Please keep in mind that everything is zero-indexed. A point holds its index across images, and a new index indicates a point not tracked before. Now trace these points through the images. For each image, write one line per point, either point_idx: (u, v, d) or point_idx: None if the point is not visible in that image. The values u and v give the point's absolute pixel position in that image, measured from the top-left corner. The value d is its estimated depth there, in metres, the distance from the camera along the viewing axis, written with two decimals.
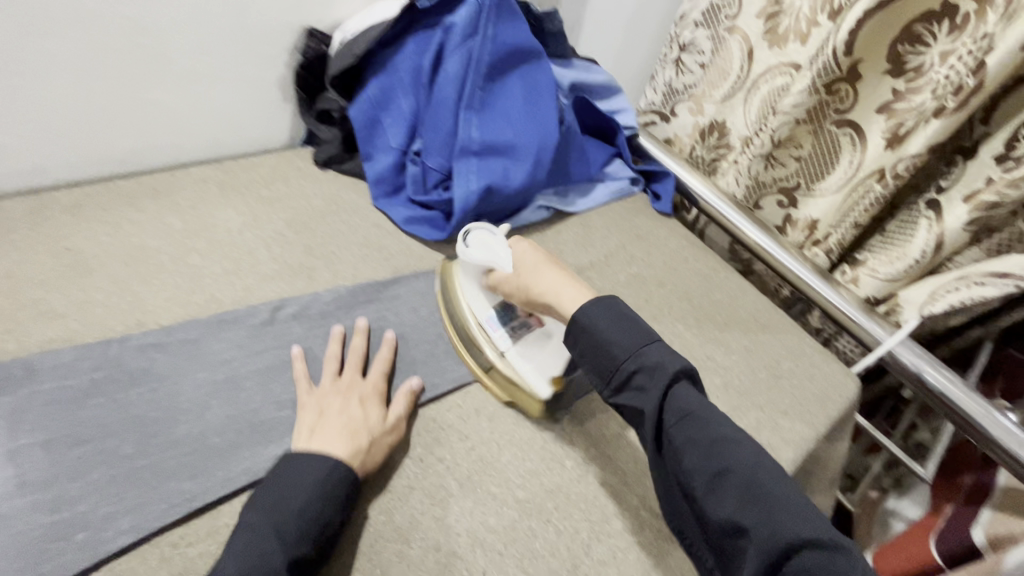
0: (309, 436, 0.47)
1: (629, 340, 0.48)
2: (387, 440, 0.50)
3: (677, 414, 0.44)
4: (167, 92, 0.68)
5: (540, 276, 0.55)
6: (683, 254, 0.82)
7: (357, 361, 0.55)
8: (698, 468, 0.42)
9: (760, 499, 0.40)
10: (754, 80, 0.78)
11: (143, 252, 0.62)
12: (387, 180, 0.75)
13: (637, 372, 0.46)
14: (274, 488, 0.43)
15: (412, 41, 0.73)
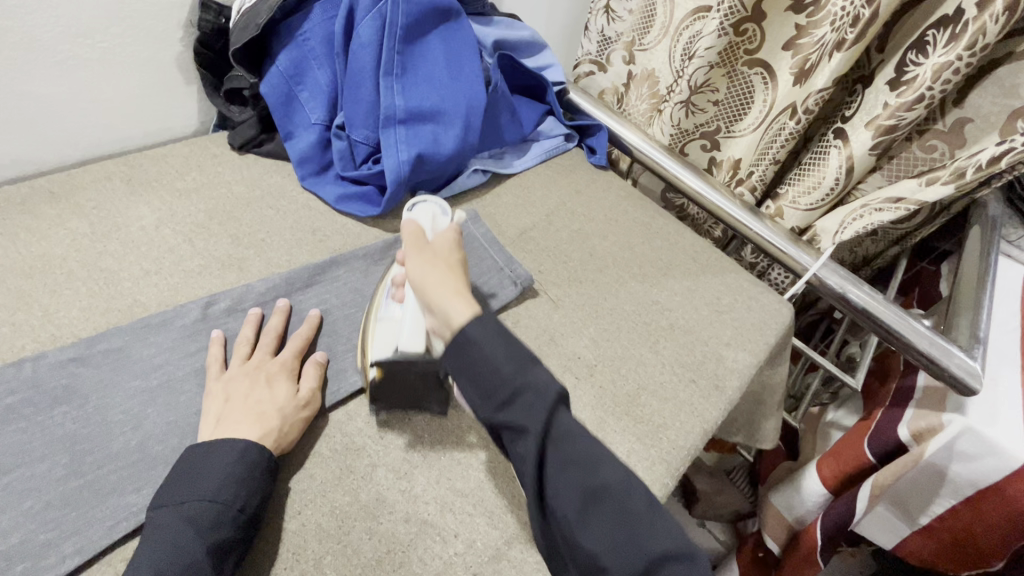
0: (215, 428, 0.46)
1: (513, 360, 0.42)
2: (302, 417, 0.48)
3: (560, 439, 0.41)
4: (46, 83, 0.61)
5: (420, 267, 0.47)
6: (621, 206, 0.84)
7: (271, 341, 0.53)
8: (576, 486, 0.40)
9: (631, 518, 0.40)
10: (675, 26, 0.80)
11: (47, 261, 0.56)
12: (313, 159, 0.72)
13: (523, 394, 0.41)
14: (182, 483, 0.42)
15: (318, 6, 0.69)
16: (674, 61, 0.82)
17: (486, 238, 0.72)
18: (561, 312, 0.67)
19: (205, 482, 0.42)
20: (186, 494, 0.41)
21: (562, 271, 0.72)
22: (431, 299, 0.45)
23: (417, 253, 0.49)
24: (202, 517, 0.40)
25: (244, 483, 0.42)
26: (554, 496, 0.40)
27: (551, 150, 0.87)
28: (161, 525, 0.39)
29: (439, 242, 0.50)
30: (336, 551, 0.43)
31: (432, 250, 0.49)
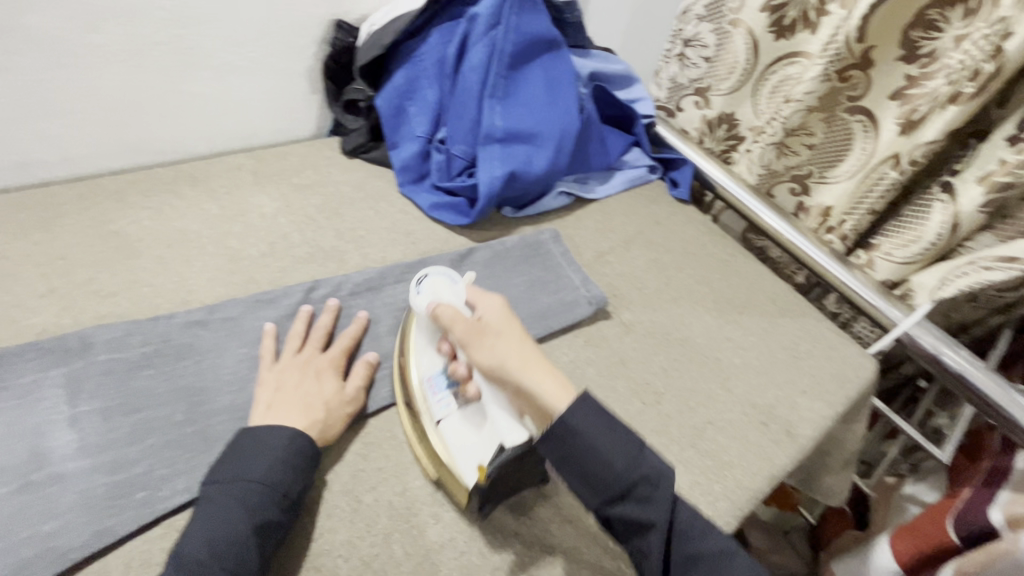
0: (265, 414, 0.48)
1: (632, 451, 0.44)
2: (346, 413, 0.50)
3: (677, 530, 0.45)
4: (202, 84, 0.71)
5: (503, 349, 0.48)
6: (700, 240, 0.84)
7: (320, 337, 0.56)
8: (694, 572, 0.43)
9: None
10: (761, 71, 0.80)
11: (184, 235, 0.65)
12: (413, 168, 0.77)
13: (639, 484, 0.44)
14: (235, 462, 0.44)
15: (436, 32, 0.75)
16: (758, 107, 0.82)
17: (564, 258, 0.74)
18: (632, 337, 0.68)
19: (256, 463, 0.44)
20: (238, 472, 0.43)
21: (637, 297, 0.73)
22: (527, 388, 0.47)
23: (487, 341, 0.49)
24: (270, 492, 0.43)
25: (291, 470, 0.44)
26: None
27: (634, 180, 0.89)
28: (213, 498, 0.42)
29: (496, 322, 0.51)
30: (402, 529, 0.46)
31: (496, 332, 0.50)
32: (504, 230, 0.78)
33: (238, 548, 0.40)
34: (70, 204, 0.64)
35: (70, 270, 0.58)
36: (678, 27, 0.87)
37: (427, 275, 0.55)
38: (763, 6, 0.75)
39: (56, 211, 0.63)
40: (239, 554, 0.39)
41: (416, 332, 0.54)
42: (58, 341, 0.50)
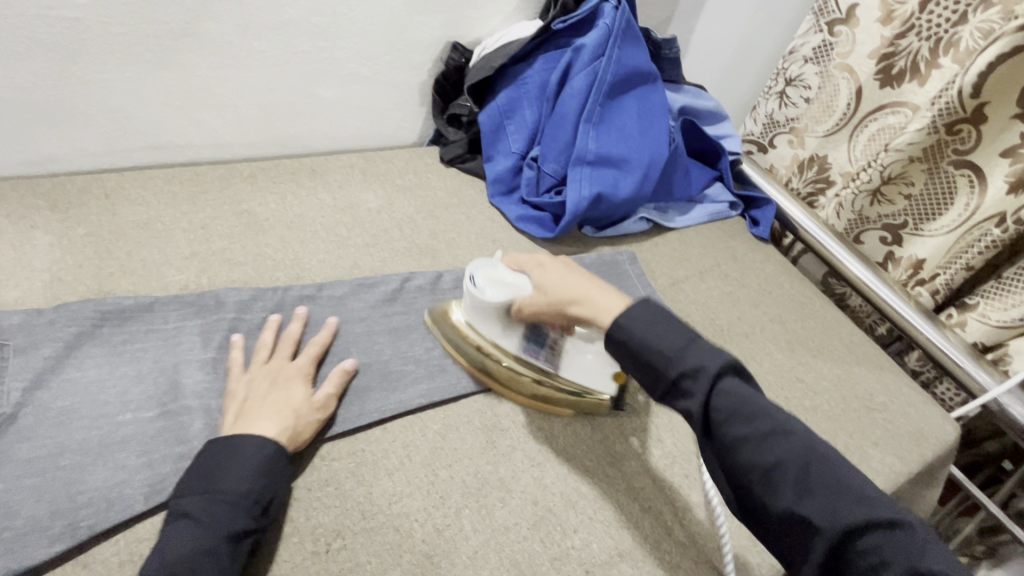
0: (235, 423, 0.48)
1: (678, 338, 0.43)
2: (315, 420, 0.50)
3: (729, 408, 0.40)
4: (332, 90, 0.80)
5: (567, 292, 0.50)
6: (777, 279, 0.84)
7: (288, 348, 0.55)
8: (755, 465, 0.39)
9: (824, 489, 0.37)
10: (859, 119, 0.80)
11: (303, 220, 0.73)
12: (504, 181, 0.83)
13: (685, 378, 0.41)
14: (207, 474, 0.44)
15: (542, 58, 0.81)
16: (853, 154, 0.83)
17: (639, 281, 0.77)
18: None
19: (229, 473, 0.44)
20: (209, 483, 0.43)
21: (709, 327, 0.74)
22: (590, 315, 0.48)
23: (544, 295, 0.52)
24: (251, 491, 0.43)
25: (263, 479, 0.44)
26: (736, 474, 0.40)
27: (715, 215, 0.91)
28: (192, 514, 0.41)
29: (548, 275, 0.53)
30: (473, 507, 0.50)
31: (547, 284, 0.52)
32: (584, 247, 0.82)
33: (212, 560, 0.40)
34: (212, 183, 0.74)
35: (209, 239, 0.67)
36: (783, 66, 0.87)
37: (472, 272, 0.58)
38: (873, 52, 0.76)
39: (200, 186, 0.73)
40: (211, 564, 0.39)
41: (474, 324, 0.59)
42: (198, 297, 0.58)
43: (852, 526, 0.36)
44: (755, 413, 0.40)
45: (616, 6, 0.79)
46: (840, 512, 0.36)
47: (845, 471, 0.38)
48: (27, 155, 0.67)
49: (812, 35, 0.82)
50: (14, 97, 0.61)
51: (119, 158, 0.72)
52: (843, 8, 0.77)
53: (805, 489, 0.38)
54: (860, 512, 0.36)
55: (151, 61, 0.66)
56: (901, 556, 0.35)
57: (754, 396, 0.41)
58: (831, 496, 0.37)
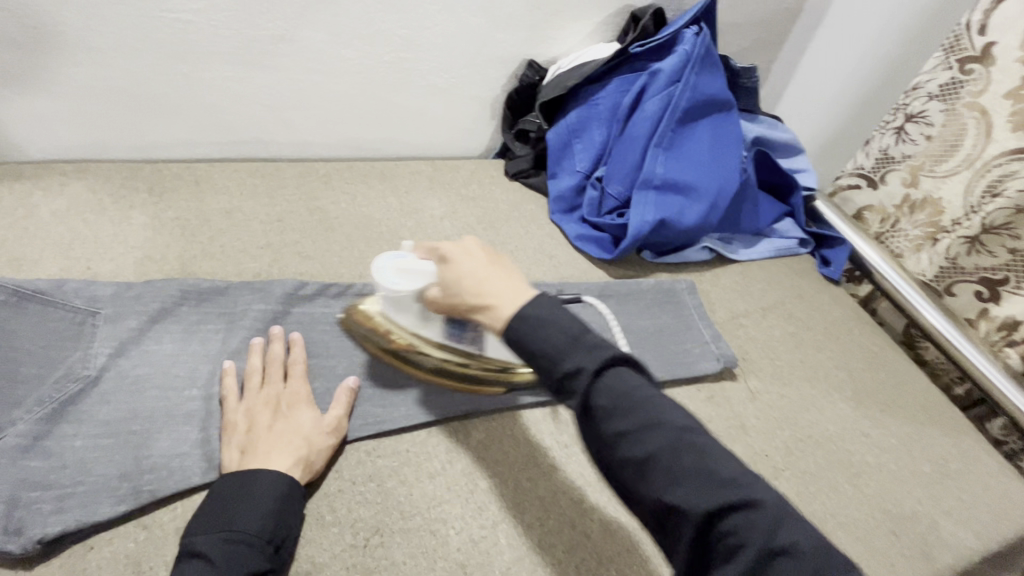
0: (242, 460, 0.46)
1: (562, 334, 0.40)
2: (327, 444, 0.49)
3: (612, 404, 0.38)
4: (408, 99, 0.82)
5: (467, 284, 0.46)
6: (845, 324, 0.80)
7: (279, 372, 0.52)
8: (630, 458, 0.38)
9: (698, 478, 0.36)
10: (983, 161, 0.71)
11: (370, 221, 0.76)
12: (566, 199, 0.83)
13: (572, 377, 0.39)
14: (221, 511, 0.42)
15: (616, 80, 0.81)
16: (970, 196, 0.73)
17: (697, 312, 0.75)
18: (756, 405, 0.66)
19: (244, 510, 0.42)
20: (223, 519, 0.42)
21: (768, 366, 0.71)
22: (487, 310, 0.44)
23: (448, 293, 0.48)
24: (266, 529, 0.42)
25: (278, 518, 0.43)
26: (612, 467, 0.39)
27: (781, 251, 0.87)
28: (202, 553, 0.39)
29: (455, 263, 0.48)
30: (511, 522, 0.49)
31: (450, 281, 0.47)
32: (641, 272, 0.80)
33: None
34: (290, 179, 0.78)
35: (283, 232, 0.71)
36: (903, 101, 0.79)
37: (378, 268, 0.55)
38: (1009, 92, 0.67)
39: (279, 181, 0.77)
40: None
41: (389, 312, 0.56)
42: (267, 285, 0.61)
43: (713, 509, 0.35)
44: (634, 404, 0.38)
45: (697, 34, 0.78)
46: (705, 497, 0.35)
47: (714, 455, 0.37)
48: (134, 141, 0.73)
49: (940, 71, 0.74)
50: (128, 87, 0.68)
51: (209, 149, 0.78)
52: (979, 46, 0.69)
53: (674, 478, 0.36)
54: (725, 496, 0.35)
55: (245, 62, 0.70)
56: (758, 535, 0.34)
57: (641, 386, 0.39)
58: (699, 483, 0.36)
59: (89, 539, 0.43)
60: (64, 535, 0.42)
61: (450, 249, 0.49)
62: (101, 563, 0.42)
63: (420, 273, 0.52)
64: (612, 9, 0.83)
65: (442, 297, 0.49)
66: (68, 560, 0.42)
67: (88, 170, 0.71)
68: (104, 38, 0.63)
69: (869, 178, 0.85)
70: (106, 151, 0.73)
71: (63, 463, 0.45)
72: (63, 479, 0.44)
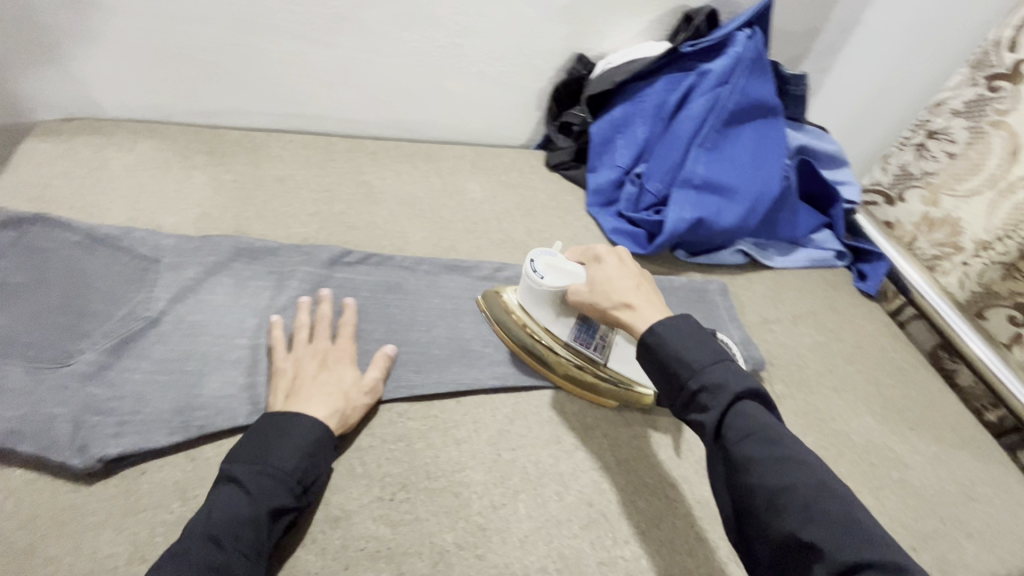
0: (285, 403, 0.48)
1: (709, 355, 0.45)
2: (363, 402, 0.52)
3: (744, 424, 0.41)
4: (459, 85, 0.84)
5: (628, 290, 0.51)
6: (879, 340, 0.79)
7: (325, 328, 0.55)
8: (760, 487, 0.39)
9: (840, 526, 0.36)
10: (1007, 182, 0.71)
11: (412, 199, 0.78)
12: (604, 192, 0.84)
13: (702, 391, 0.43)
14: (253, 447, 0.44)
15: (664, 79, 0.81)
16: (992, 222, 0.73)
17: (727, 313, 0.75)
18: (781, 410, 0.66)
19: (277, 449, 0.44)
20: (258, 455, 0.44)
21: (796, 374, 0.71)
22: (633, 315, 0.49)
23: (591, 290, 0.53)
24: (293, 467, 0.44)
25: (309, 458, 0.45)
26: (737, 493, 0.40)
27: (817, 262, 0.87)
28: (238, 480, 0.42)
29: (614, 272, 0.53)
30: (530, 494, 0.51)
31: (598, 282, 0.53)
32: (673, 270, 0.81)
33: (252, 529, 0.40)
34: (340, 152, 0.81)
35: (331, 202, 0.74)
36: (926, 117, 0.82)
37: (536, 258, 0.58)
38: None
39: (330, 154, 0.80)
40: (251, 535, 0.40)
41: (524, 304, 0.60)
42: (313, 250, 0.64)
43: (856, 559, 0.34)
44: (772, 436, 0.41)
45: (749, 37, 0.77)
46: (847, 544, 0.35)
47: (855, 506, 0.37)
48: (200, 107, 0.78)
49: (966, 88, 0.77)
50: (199, 54, 0.72)
51: (268, 120, 0.82)
52: (1009, 63, 0.71)
53: (809, 516, 0.37)
54: (857, 543, 0.35)
55: (311, 38, 0.74)
56: None
57: (773, 421, 0.42)
58: (835, 529, 0.36)
59: (143, 464, 0.46)
60: (121, 457, 0.45)
61: (604, 253, 0.55)
62: (152, 486, 0.45)
63: (570, 271, 0.56)
64: (666, 8, 0.83)
65: (584, 293, 0.54)
66: (123, 481, 0.45)
67: (158, 130, 0.76)
68: (184, 8, 0.67)
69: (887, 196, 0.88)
70: (174, 115, 0.78)
71: (124, 393, 0.48)
72: (122, 407, 0.47)
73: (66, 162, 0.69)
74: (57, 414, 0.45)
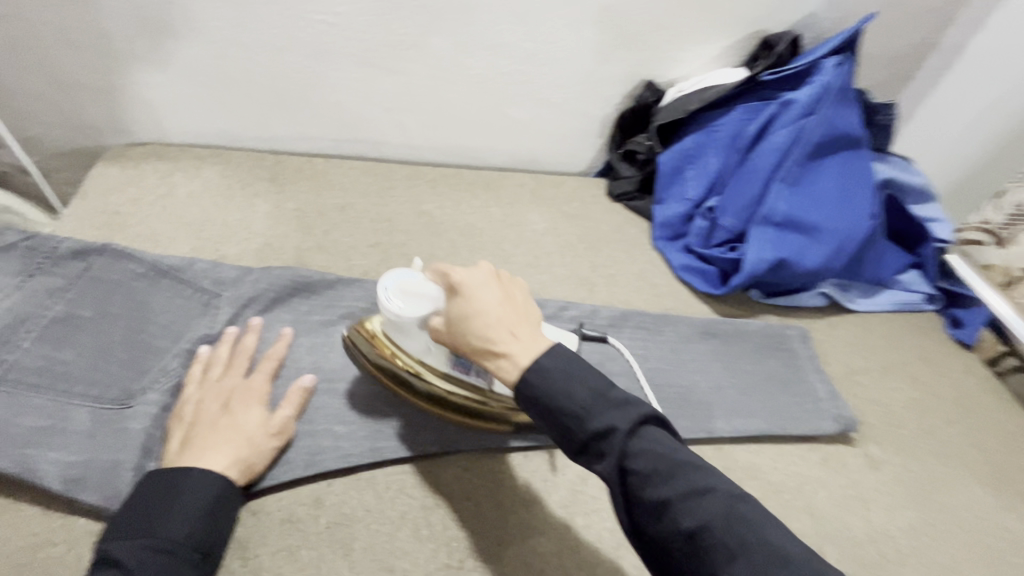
0: (178, 451, 0.43)
1: (591, 388, 0.38)
2: (271, 446, 0.46)
3: (647, 466, 0.36)
4: (520, 111, 0.81)
5: (494, 328, 0.41)
6: (981, 397, 0.71)
7: (242, 363, 0.50)
8: (676, 532, 0.35)
9: (760, 551, 0.33)
10: None
11: (472, 230, 0.76)
12: (672, 226, 0.79)
13: (598, 436, 0.37)
14: (136, 518, 0.38)
15: (741, 108, 0.76)
16: None
17: (810, 363, 0.69)
18: (876, 476, 0.60)
19: (169, 515, 0.38)
20: (145, 527, 0.38)
21: (891, 434, 0.64)
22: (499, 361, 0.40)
23: (452, 328, 0.43)
24: (185, 533, 0.38)
25: (205, 522, 0.39)
26: (656, 543, 0.36)
27: (904, 306, 0.79)
28: (115, 560, 0.36)
29: (475, 300, 0.42)
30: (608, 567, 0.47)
31: (460, 317, 0.42)
32: (746, 312, 0.75)
33: None
34: (400, 180, 0.80)
35: (392, 233, 0.72)
36: None
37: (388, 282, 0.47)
38: None
39: (390, 182, 0.79)
40: None
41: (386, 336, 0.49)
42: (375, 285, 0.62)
43: None
44: (676, 468, 0.35)
45: (839, 64, 0.71)
46: (772, 575, 0.32)
47: (768, 523, 0.34)
48: (263, 134, 0.77)
49: None
50: (266, 82, 0.71)
51: (328, 147, 0.81)
52: None
53: (730, 553, 0.33)
54: (778, 568, 0.32)
55: (375, 65, 0.72)
56: None
57: (671, 447, 0.37)
58: (758, 558, 0.32)
59: None
60: None
61: (465, 274, 0.44)
62: None
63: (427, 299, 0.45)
64: (743, 34, 0.78)
65: (443, 328, 0.44)
66: None
67: (223, 156, 0.76)
68: (253, 37, 0.67)
69: (996, 236, 0.78)
70: (237, 140, 0.78)
71: None
72: None
73: (135, 188, 0.69)
74: (120, 460, 0.44)
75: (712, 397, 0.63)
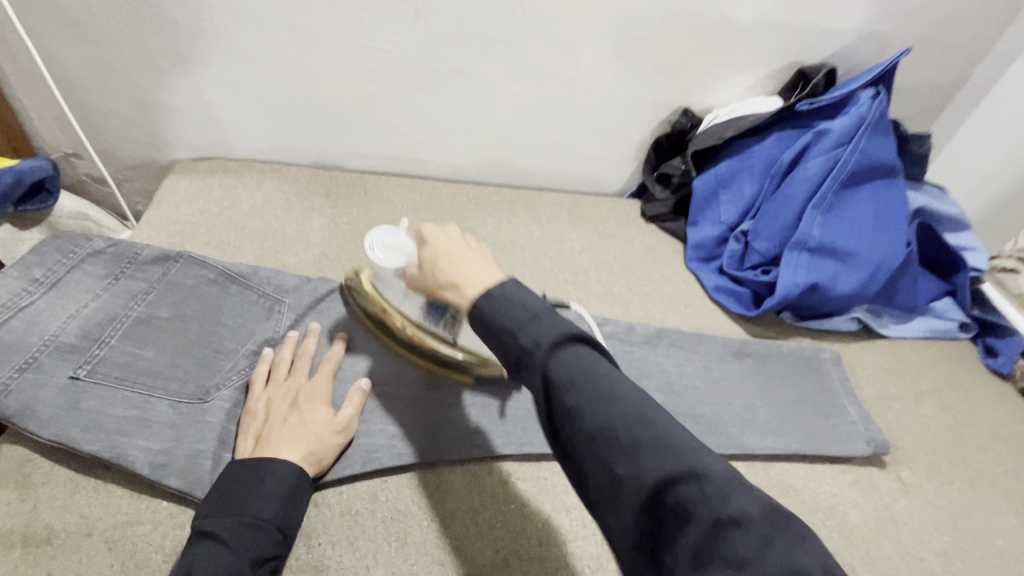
0: (255, 447, 0.47)
1: (526, 307, 0.38)
2: (336, 443, 0.50)
3: (566, 375, 0.36)
4: (560, 134, 0.85)
5: (454, 264, 0.45)
6: (1016, 427, 0.72)
7: (305, 364, 0.54)
8: (585, 436, 0.34)
9: (658, 448, 0.33)
10: None
11: (512, 246, 0.79)
12: (705, 248, 0.81)
13: (529, 350, 0.37)
14: (225, 498, 0.43)
15: (776, 136, 0.79)
16: None
17: (842, 387, 0.70)
18: (908, 500, 0.61)
19: (255, 497, 0.43)
20: (234, 506, 0.42)
21: (924, 460, 0.65)
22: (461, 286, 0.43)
23: (422, 271, 0.48)
24: (270, 514, 0.43)
25: (285, 505, 0.44)
26: (568, 447, 0.35)
27: (938, 332, 0.80)
28: (211, 532, 0.40)
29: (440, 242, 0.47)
30: None
31: (427, 261, 0.47)
32: (779, 334, 0.77)
33: None
34: (444, 197, 0.84)
35: None
36: None
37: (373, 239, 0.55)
38: None
39: (436, 199, 0.83)
40: None
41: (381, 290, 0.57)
42: None
43: (665, 480, 0.32)
44: (593, 380, 0.35)
45: (874, 96, 0.74)
46: (662, 467, 0.32)
47: (672, 428, 0.34)
48: (318, 151, 0.82)
49: None
50: (326, 104, 0.76)
51: (377, 164, 0.85)
52: None
53: (629, 451, 0.33)
54: (672, 463, 0.32)
55: (427, 89, 0.77)
56: (707, 508, 0.31)
57: (596, 362, 0.36)
58: (654, 454, 0.33)
59: None
60: None
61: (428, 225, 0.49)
62: None
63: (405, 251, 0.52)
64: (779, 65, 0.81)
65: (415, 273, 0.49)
66: None
67: (281, 171, 0.81)
68: (317, 62, 0.72)
69: None
70: (295, 157, 0.83)
71: None
72: None
73: (203, 200, 0.74)
74: (199, 450, 0.48)
75: (744, 416, 0.64)
